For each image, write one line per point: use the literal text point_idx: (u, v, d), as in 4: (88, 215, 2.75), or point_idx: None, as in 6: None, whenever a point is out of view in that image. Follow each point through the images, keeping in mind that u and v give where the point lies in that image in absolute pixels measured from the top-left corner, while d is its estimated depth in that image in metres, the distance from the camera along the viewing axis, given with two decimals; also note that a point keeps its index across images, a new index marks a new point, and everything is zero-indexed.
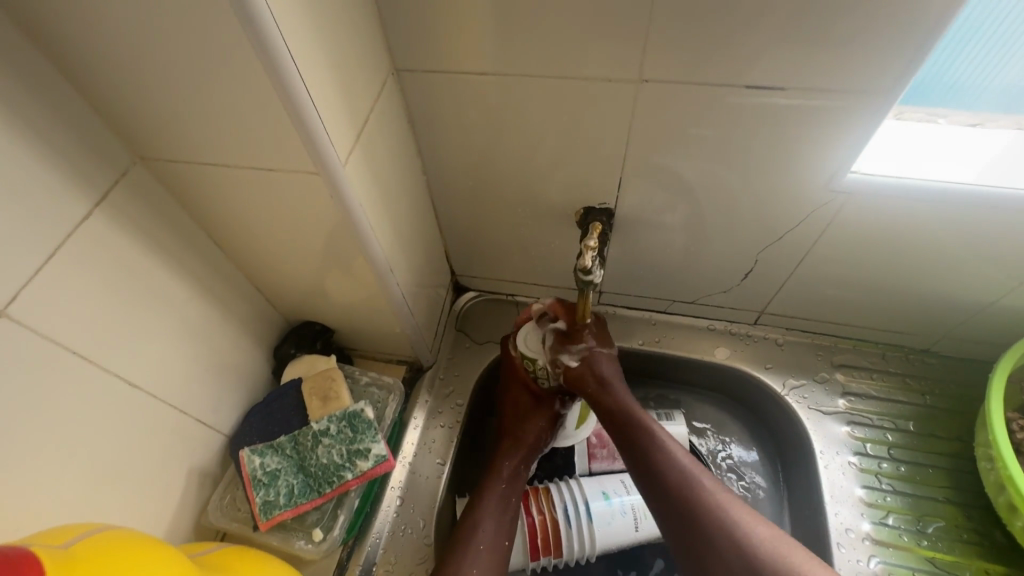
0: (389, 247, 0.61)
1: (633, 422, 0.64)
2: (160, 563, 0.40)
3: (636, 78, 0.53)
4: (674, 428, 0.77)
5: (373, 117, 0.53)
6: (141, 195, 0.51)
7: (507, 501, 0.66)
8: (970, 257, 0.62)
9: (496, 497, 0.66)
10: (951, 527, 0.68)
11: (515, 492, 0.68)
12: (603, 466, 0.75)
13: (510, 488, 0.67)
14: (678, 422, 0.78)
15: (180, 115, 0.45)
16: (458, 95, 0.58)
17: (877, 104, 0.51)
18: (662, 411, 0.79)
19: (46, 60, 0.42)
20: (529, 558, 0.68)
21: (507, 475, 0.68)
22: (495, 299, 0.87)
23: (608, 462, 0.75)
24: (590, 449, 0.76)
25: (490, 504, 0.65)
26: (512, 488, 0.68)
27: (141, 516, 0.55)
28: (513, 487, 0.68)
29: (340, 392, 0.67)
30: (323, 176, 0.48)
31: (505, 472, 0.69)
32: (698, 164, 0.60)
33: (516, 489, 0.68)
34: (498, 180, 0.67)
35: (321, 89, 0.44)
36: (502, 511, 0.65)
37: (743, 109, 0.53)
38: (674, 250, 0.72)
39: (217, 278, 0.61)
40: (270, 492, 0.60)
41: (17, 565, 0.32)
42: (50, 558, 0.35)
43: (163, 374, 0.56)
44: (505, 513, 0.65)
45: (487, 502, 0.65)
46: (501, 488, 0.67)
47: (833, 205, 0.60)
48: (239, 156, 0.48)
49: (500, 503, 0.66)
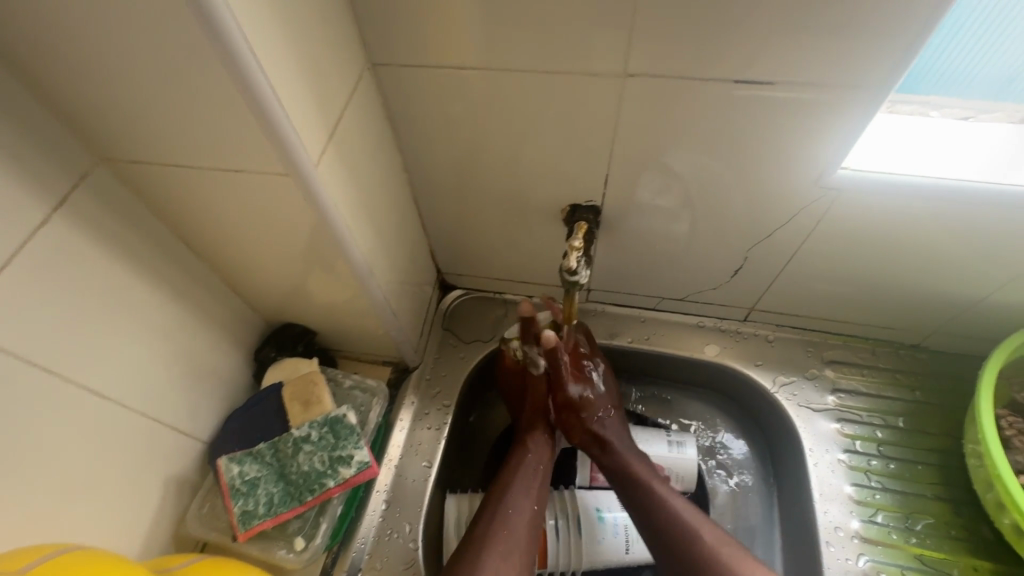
0: (369, 248, 0.59)
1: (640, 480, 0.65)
2: None
3: (621, 73, 0.51)
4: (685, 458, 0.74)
5: (348, 113, 0.51)
6: (104, 198, 0.49)
7: (536, 468, 0.67)
8: (961, 252, 0.61)
9: (525, 464, 0.67)
10: (940, 524, 0.68)
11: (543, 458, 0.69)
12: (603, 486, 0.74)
13: (537, 456, 0.69)
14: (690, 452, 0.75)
15: (140, 113, 0.43)
16: (438, 90, 0.56)
17: (868, 98, 0.49)
18: (675, 440, 0.76)
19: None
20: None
21: (535, 445, 0.70)
22: (482, 297, 0.86)
23: None
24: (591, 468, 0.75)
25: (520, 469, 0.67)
26: (540, 456, 0.69)
27: (115, 529, 0.53)
28: (540, 455, 0.69)
29: (322, 397, 0.65)
30: (294, 178, 0.46)
31: (532, 443, 0.70)
32: (686, 160, 0.58)
33: (543, 458, 0.69)
34: (481, 178, 0.66)
35: (288, 85, 0.42)
36: (531, 475, 0.66)
37: (731, 104, 0.52)
38: (662, 247, 0.70)
39: (191, 282, 0.59)
40: (248, 501, 0.59)
41: None
42: None
43: (134, 382, 0.54)
44: (536, 477, 0.66)
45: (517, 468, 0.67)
46: (529, 456, 0.68)
47: (824, 202, 0.59)
48: (206, 157, 0.46)
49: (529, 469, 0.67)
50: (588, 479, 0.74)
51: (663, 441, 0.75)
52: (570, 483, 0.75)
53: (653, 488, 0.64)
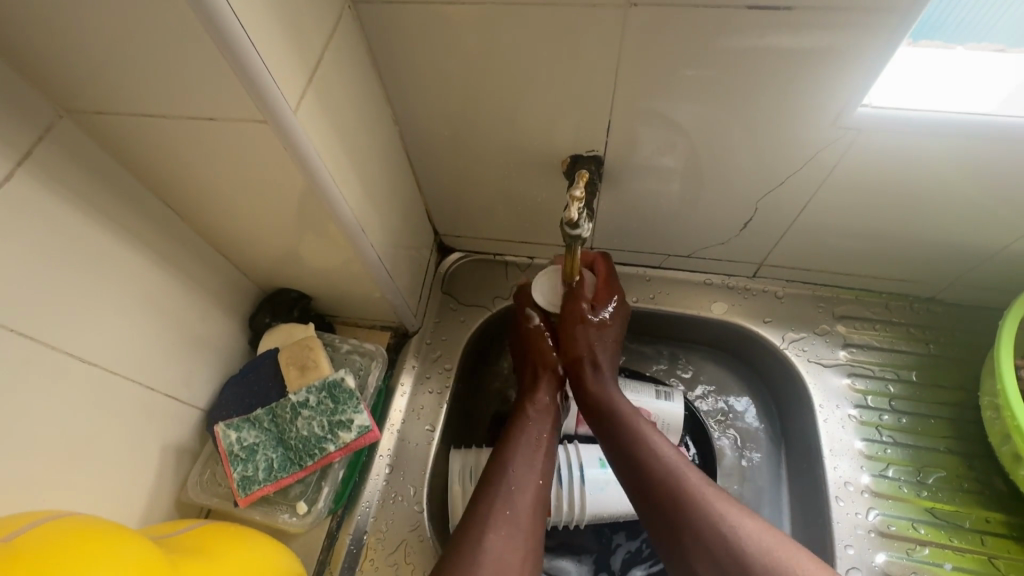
0: (359, 206, 0.56)
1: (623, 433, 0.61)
2: (128, 551, 0.40)
3: (622, 2, 0.46)
4: (671, 409, 0.72)
5: (328, 57, 0.47)
6: (71, 152, 0.46)
7: (538, 443, 0.63)
8: (985, 197, 0.57)
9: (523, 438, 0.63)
10: (952, 477, 0.67)
11: (547, 432, 0.64)
12: (590, 431, 0.73)
13: (541, 430, 0.64)
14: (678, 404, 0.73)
15: (98, 58, 0.39)
16: (425, 29, 0.52)
17: (894, 22, 0.45)
18: (662, 389, 0.74)
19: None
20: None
21: (535, 418, 0.65)
22: (482, 259, 0.83)
23: None
24: (578, 413, 0.73)
25: (519, 445, 0.62)
26: (540, 432, 0.64)
27: (114, 497, 0.52)
28: (543, 428, 0.65)
29: (319, 361, 0.64)
30: (271, 125, 0.43)
31: (534, 416, 0.65)
32: (694, 104, 0.54)
33: (547, 431, 0.65)
34: (477, 129, 0.62)
35: (258, 20, 0.38)
36: (534, 452, 0.62)
37: (744, 35, 0.47)
38: (668, 200, 0.67)
39: (175, 245, 0.57)
40: (247, 467, 0.58)
41: None
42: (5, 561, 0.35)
43: (122, 350, 0.52)
44: (541, 453, 0.62)
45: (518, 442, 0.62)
46: (532, 431, 0.64)
47: (842, 144, 0.55)
48: (175, 104, 0.42)
49: (531, 443, 0.63)
50: (574, 424, 0.73)
51: (650, 390, 0.73)
52: (557, 435, 0.73)
53: (641, 435, 0.60)
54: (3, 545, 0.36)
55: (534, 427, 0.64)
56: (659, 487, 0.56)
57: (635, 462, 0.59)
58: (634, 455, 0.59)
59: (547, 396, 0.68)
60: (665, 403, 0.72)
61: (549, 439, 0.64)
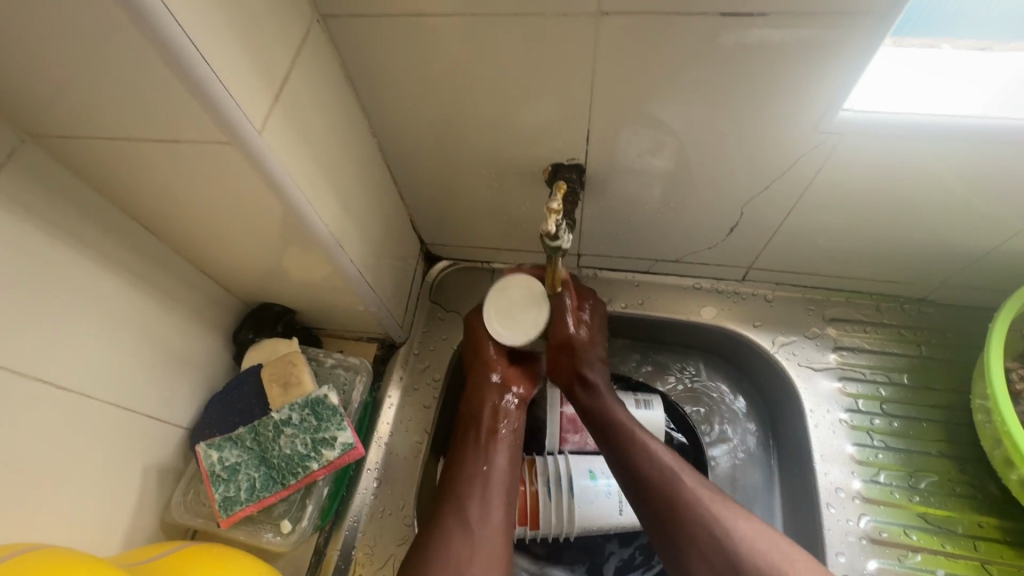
0: (336, 221, 0.56)
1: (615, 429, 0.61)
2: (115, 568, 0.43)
3: (593, 12, 0.46)
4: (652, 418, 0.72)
5: (296, 74, 0.46)
6: (38, 177, 0.45)
7: (483, 522, 0.57)
8: (972, 198, 0.56)
9: (455, 519, 0.57)
10: (945, 481, 0.66)
11: (491, 504, 0.59)
12: (575, 448, 0.71)
13: (488, 502, 0.59)
14: (657, 410, 0.72)
15: (56, 83, 0.39)
16: (397, 43, 0.51)
17: (870, 24, 0.44)
18: (640, 398, 0.73)
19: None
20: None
21: (480, 485, 0.60)
22: (469, 267, 0.83)
23: (580, 443, 0.72)
24: (562, 431, 0.72)
25: (451, 529, 0.56)
26: (482, 508, 0.58)
27: (94, 523, 0.52)
28: (491, 496, 0.59)
29: (301, 377, 0.63)
30: (237, 147, 0.42)
31: (477, 483, 0.60)
32: (674, 111, 0.54)
33: (497, 499, 0.59)
34: (456, 140, 0.61)
35: (218, 43, 0.38)
36: (473, 531, 0.56)
37: (719, 40, 0.47)
38: (651, 206, 0.66)
39: (151, 265, 0.56)
40: (229, 487, 0.57)
41: None
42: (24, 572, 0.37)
43: (99, 374, 0.52)
44: (488, 532, 0.57)
45: (457, 525, 0.57)
46: (474, 505, 0.58)
47: (825, 147, 0.54)
48: (140, 128, 0.42)
49: (472, 524, 0.57)
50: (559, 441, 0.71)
51: (630, 401, 0.73)
52: (541, 450, 0.72)
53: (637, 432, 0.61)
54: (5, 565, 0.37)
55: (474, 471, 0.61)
56: (656, 493, 0.57)
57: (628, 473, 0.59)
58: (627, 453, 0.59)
59: (491, 455, 0.62)
60: (647, 411, 0.72)
61: (497, 512, 0.58)
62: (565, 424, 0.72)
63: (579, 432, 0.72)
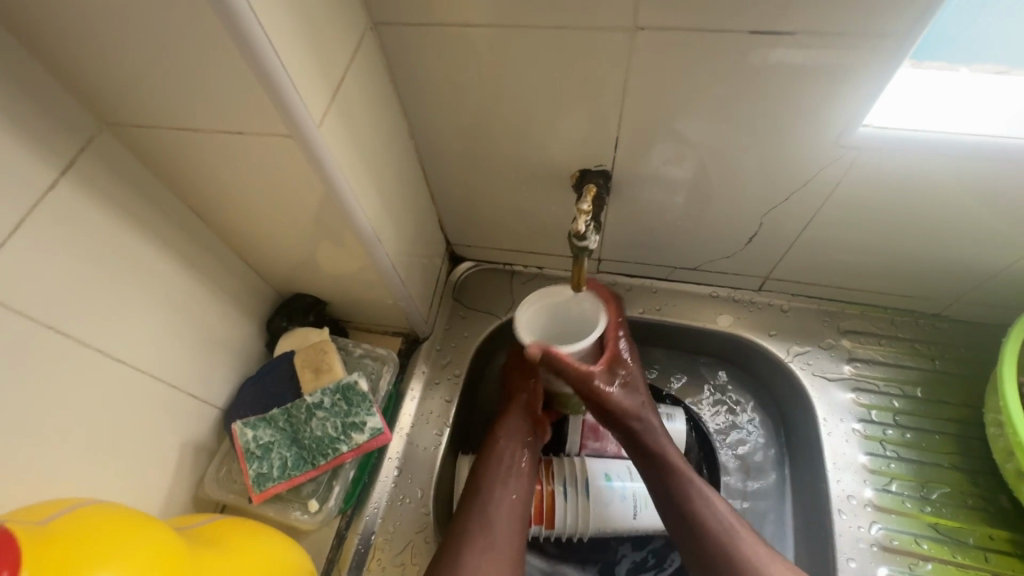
0: (376, 217, 0.59)
1: (663, 468, 0.62)
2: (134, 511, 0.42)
3: (630, 26, 0.49)
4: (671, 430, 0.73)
5: (350, 76, 0.50)
6: (109, 162, 0.49)
7: (507, 549, 0.59)
8: (986, 215, 0.58)
9: (480, 537, 0.59)
10: (957, 493, 0.67)
11: (514, 533, 0.61)
12: (592, 453, 0.73)
13: (501, 523, 0.61)
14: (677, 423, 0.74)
15: (137, 76, 0.42)
16: (443, 50, 0.55)
17: (892, 46, 0.46)
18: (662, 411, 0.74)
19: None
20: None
21: (506, 513, 0.62)
22: (492, 269, 0.85)
23: (598, 450, 0.73)
24: (582, 437, 0.74)
25: (476, 546, 0.59)
26: (507, 530, 0.61)
27: (134, 491, 0.55)
28: (501, 518, 0.61)
29: (333, 364, 0.66)
30: (296, 139, 0.45)
31: (505, 512, 0.62)
32: (700, 122, 0.56)
33: (512, 516, 0.62)
34: (489, 144, 0.64)
35: (288, 42, 0.41)
36: (498, 554, 0.59)
37: (749, 57, 0.49)
38: (674, 213, 0.69)
39: (200, 250, 0.59)
40: (263, 464, 0.60)
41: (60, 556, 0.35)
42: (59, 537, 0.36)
43: (148, 349, 0.55)
44: (509, 555, 0.59)
45: (484, 546, 0.59)
46: (501, 531, 0.60)
47: (843, 162, 0.57)
48: (208, 119, 0.45)
49: (498, 549, 0.59)
50: (577, 446, 0.73)
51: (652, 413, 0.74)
52: (559, 452, 0.74)
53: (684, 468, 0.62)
54: (46, 527, 0.37)
55: (497, 482, 0.64)
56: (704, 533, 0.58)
57: (672, 509, 0.60)
58: (677, 488, 0.61)
59: (518, 483, 0.64)
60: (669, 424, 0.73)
61: (518, 540, 0.61)
62: (585, 431, 0.74)
63: (599, 439, 0.73)
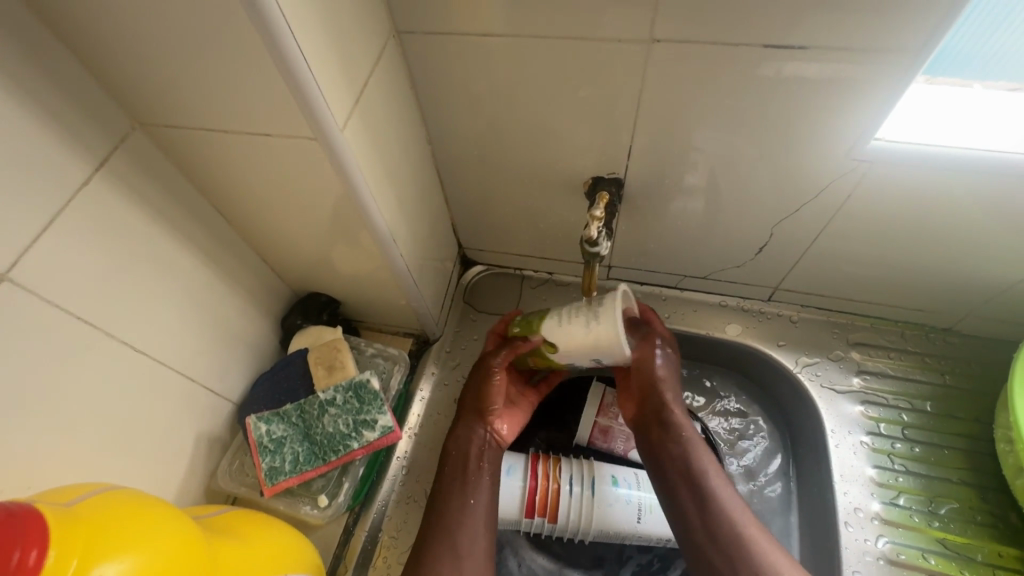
0: (393, 219, 0.60)
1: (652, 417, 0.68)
2: (155, 498, 0.43)
3: (646, 38, 0.50)
4: None
5: (372, 82, 0.51)
6: (140, 159, 0.51)
7: (471, 556, 0.59)
8: (998, 231, 0.58)
9: (443, 545, 0.59)
10: (966, 509, 0.66)
11: (480, 539, 0.60)
12: (600, 447, 0.75)
13: (465, 530, 0.60)
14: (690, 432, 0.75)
15: (170, 77, 0.44)
16: (463, 58, 0.56)
17: (903, 62, 0.47)
18: None
19: (24, 8, 0.40)
20: (524, 515, 0.68)
21: (467, 519, 0.61)
22: (503, 273, 0.86)
23: (607, 449, 0.75)
24: (592, 434, 0.75)
25: (437, 554, 0.59)
26: (470, 539, 0.60)
27: (150, 480, 0.56)
28: (464, 526, 0.61)
29: (345, 362, 0.67)
30: (320, 142, 0.47)
31: (466, 519, 0.61)
32: (713, 132, 0.57)
33: (475, 523, 0.61)
34: (505, 151, 0.66)
35: (316, 48, 0.42)
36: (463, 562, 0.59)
37: (763, 70, 0.50)
38: (685, 221, 0.69)
39: (221, 247, 0.61)
40: (275, 458, 0.62)
41: (79, 538, 0.36)
42: (81, 518, 0.37)
43: (170, 342, 0.57)
44: (474, 562, 0.59)
45: (448, 554, 0.59)
46: (463, 535, 0.60)
47: (854, 175, 0.57)
48: (237, 120, 0.47)
49: (463, 557, 0.59)
50: (586, 438, 0.75)
51: None
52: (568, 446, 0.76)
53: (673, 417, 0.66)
54: (72, 507, 0.38)
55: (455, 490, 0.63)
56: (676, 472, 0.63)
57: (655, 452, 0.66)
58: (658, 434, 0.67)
59: (480, 488, 0.63)
60: None
61: (484, 546, 0.60)
62: (596, 429, 0.75)
63: (606, 438, 0.75)
